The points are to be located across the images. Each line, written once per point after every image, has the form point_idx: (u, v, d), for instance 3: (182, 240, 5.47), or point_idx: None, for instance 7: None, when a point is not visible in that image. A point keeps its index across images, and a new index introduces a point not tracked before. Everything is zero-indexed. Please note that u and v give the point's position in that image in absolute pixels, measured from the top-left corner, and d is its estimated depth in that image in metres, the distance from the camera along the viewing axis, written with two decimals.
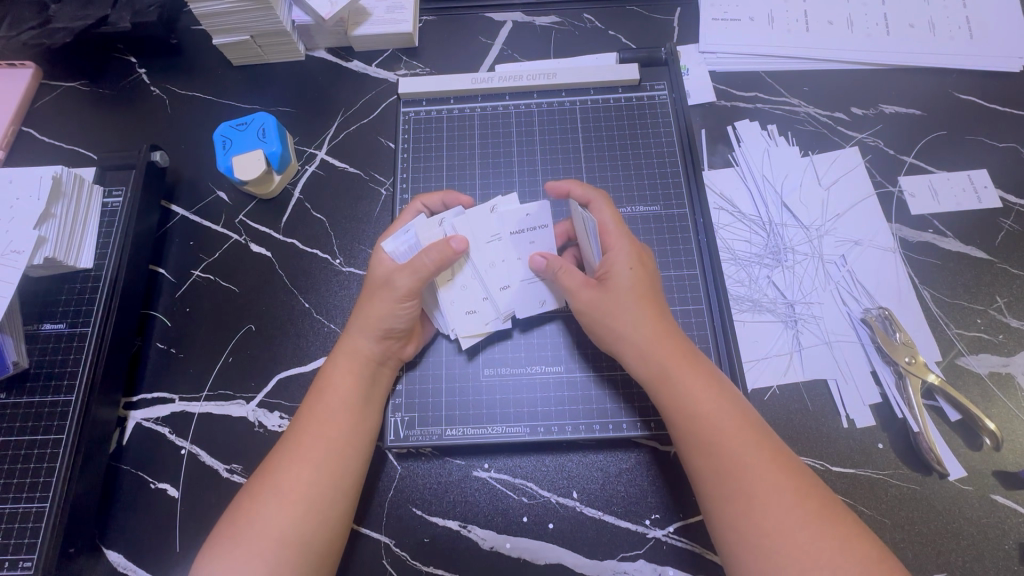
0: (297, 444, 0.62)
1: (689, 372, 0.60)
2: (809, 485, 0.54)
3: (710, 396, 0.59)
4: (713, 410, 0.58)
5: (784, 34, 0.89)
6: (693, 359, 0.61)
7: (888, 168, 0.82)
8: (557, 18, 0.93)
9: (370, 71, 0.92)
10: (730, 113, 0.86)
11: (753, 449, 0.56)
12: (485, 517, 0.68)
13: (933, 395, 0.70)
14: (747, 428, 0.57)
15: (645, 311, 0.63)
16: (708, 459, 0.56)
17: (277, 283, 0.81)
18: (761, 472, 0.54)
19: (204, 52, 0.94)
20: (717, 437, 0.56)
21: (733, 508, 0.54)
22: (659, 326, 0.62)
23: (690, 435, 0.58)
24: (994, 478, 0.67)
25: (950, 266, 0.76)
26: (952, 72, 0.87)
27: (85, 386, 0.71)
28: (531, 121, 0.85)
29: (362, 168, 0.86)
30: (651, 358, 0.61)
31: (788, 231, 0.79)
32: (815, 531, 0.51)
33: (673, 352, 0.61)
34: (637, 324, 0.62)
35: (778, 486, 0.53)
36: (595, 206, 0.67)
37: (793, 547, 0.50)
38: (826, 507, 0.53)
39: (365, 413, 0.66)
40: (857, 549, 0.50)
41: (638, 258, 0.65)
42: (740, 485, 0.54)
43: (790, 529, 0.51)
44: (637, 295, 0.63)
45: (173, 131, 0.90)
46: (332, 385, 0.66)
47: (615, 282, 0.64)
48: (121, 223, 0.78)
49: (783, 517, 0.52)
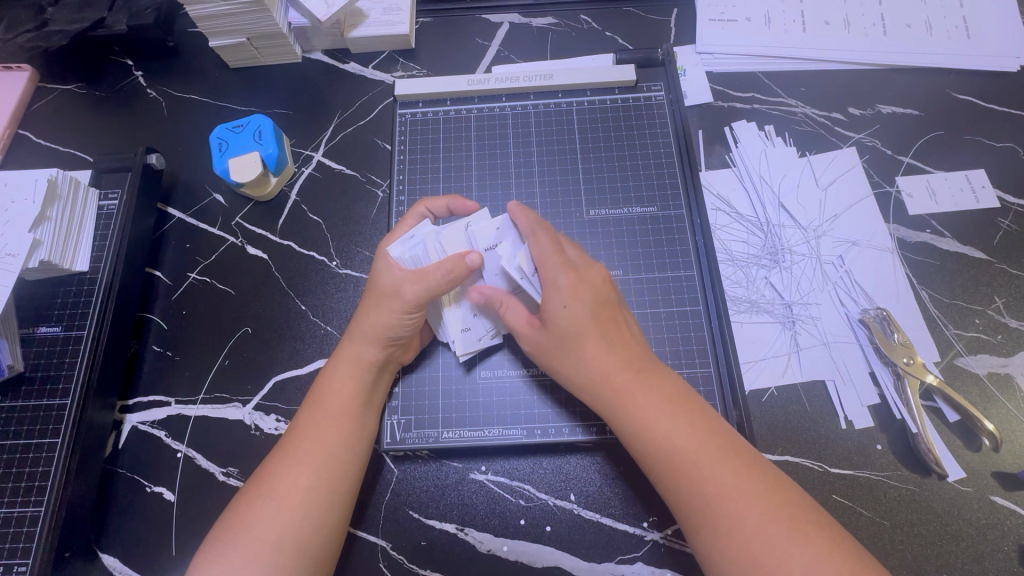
0: (293, 450, 0.62)
1: (647, 396, 0.59)
2: (784, 497, 0.53)
3: (671, 419, 0.58)
4: (673, 435, 0.57)
5: (781, 34, 0.89)
6: (652, 381, 0.60)
7: (886, 168, 0.82)
8: (554, 19, 0.93)
9: (367, 73, 0.92)
10: (728, 113, 0.86)
11: (720, 468, 0.55)
12: (481, 520, 0.68)
13: (932, 395, 0.70)
14: (711, 448, 0.56)
15: (587, 350, 0.61)
16: (672, 482, 0.56)
17: (274, 285, 0.81)
18: (729, 492, 0.53)
19: (200, 55, 0.94)
20: (678, 462, 0.56)
21: (705, 532, 0.54)
22: (604, 361, 0.60)
23: (652, 464, 0.57)
24: (994, 479, 0.67)
25: (948, 266, 0.76)
26: (949, 71, 0.87)
27: (80, 389, 0.71)
28: (528, 122, 0.85)
29: (359, 170, 0.86)
30: (603, 388, 0.60)
31: (786, 232, 0.79)
32: (790, 548, 0.50)
33: (627, 378, 0.60)
34: (579, 363, 0.61)
35: (748, 503, 0.53)
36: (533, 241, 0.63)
37: (767, 568, 0.50)
38: (802, 521, 0.52)
39: (363, 419, 0.66)
40: (839, 561, 0.49)
41: (578, 291, 0.61)
42: (706, 506, 0.54)
43: (762, 550, 0.51)
44: (576, 337, 0.61)
45: (170, 133, 0.90)
46: (331, 390, 0.65)
47: (555, 321, 0.61)
48: (117, 225, 0.78)
49: (754, 537, 0.51)
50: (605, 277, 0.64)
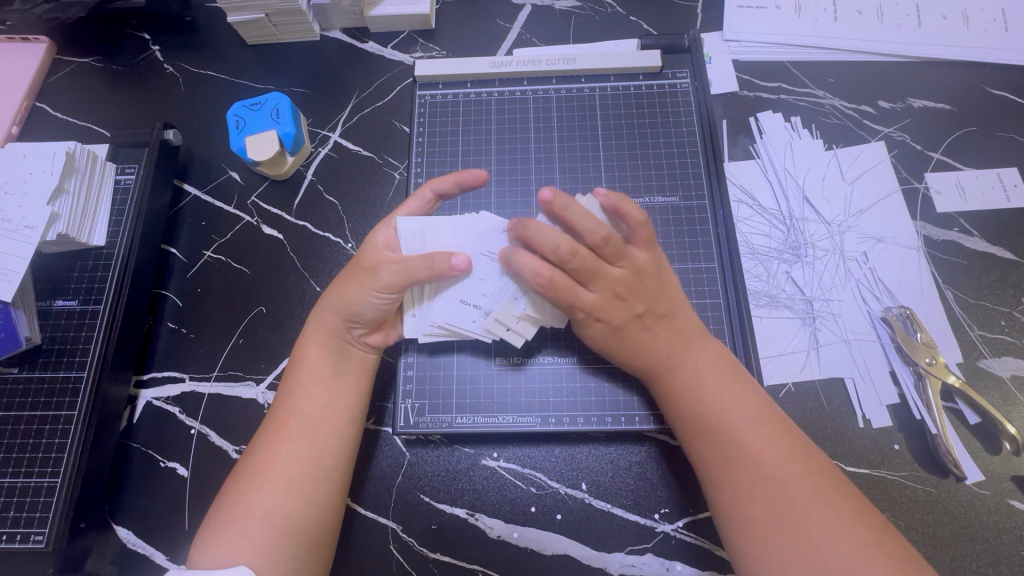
0: (277, 427, 0.63)
1: (693, 367, 0.61)
2: (814, 467, 0.54)
3: (712, 390, 0.59)
4: (717, 394, 0.59)
5: (811, 24, 0.87)
6: (697, 353, 0.62)
7: (913, 164, 0.80)
8: (577, 1, 0.91)
9: (386, 53, 0.90)
10: (753, 103, 0.84)
11: (755, 442, 0.56)
12: (493, 506, 0.68)
13: (952, 396, 0.69)
14: (749, 411, 0.58)
15: (638, 339, 0.63)
16: (705, 449, 0.58)
17: (290, 266, 0.80)
18: (762, 456, 0.55)
19: (218, 30, 0.93)
20: (719, 419, 0.58)
21: (730, 490, 0.55)
22: (655, 343, 0.63)
23: (690, 423, 0.59)
24: (1012, 483, 0.66)
25: (976, 266, 0.75)
26: (983, 65, 0.84)
27: (96, 363, 0.71)
28: (550, 107, 0.83)
29: (376, 151, 0.85)
30: (648, 367, 0.63)
31: (809, 226, 0.77)
32: (814, 514, 0.51)
33: (675, 348, 0.62)
34: (634, 349, 0.63)
35: (778, 472, 0.54)
36: (603, 233, 0.59)
37: (793, 524, 0.51)
38: (827, 484, 0.53)
39: (341, 393, 0.65)
40: (859, 531, 0.50)
41: (659, 265, 0.63)
42: (735, 472, 0.55)
43: (788, 507, 0.52)
44: (625, 331, 0.63)
45: (187, 109, 0.89)
46: (306, 368, 0.66)
47: (641, 290, 0.62)
48: (133, 200, 0.78)
49: (780, 496, 0.53)
50: (660, 267, 0.63)
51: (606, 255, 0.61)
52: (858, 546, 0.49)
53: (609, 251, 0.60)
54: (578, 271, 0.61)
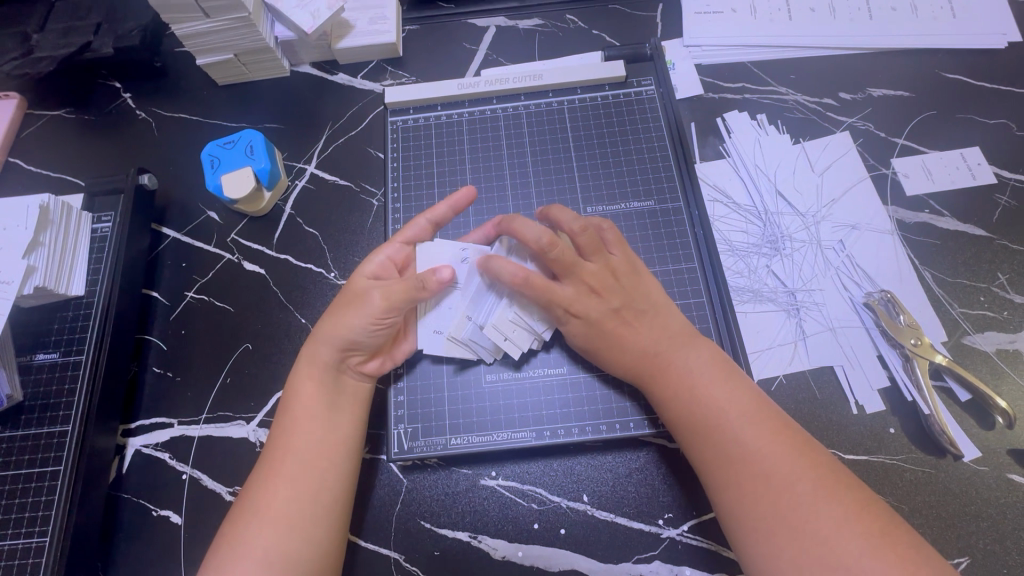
0: (274, 464, 0.62)
1: (685, 365, 0.61)
2: (813, 457, 0.55)
3: (705, 386, 0.60)
4: (711, 392, 0.59)
5: (766, 25, 0.90)
6: (689, 350, 0.62)
7: (880, 151, 0.82)
8: (540, 20, 0.94)
9: (356, 83, 0.92)
10: (719, 104, 0.86)
11: (752, 438, 0.56)
12: (495, 526, 0.67)
13: (942, 375, 0.69)
14: (745, 406, 0.58)
15: (618, 334, 0.64)
16: (703, 444, 0.58)
17: (274, 300, 0.80)
18: (760, 451, 0.55)
19: (188, 74, 0.94)
20: (714, 417, 0.58)
21: (733, 489, 0.55)
22: (638, 341, 0.64)
23: (687, 423, 0.59)
24: (1009, 456, 0.66)
25: (949, 245, 0.76)
26: (934, 51, 0.87)
27: (81, 415, 0.70)
28: (520, 123, 0.84)
29: (353, 180, 0.86)
30: (636, 369, 0.64)
31: (784, 219, 0.78)
32: (817, 506, 0.51)
33: (667, 347, 0.63)
34: (613, 346, 0.65)
35: (776, 466, 0.54)
36: (578, 226, 0.65)
37: (797, 518, 0.51)
38: (826, 474, 0.53)
39: (338, 422, 0.65)
40: (864, 520, 0.50)
41: (633, 263, 0.66)
42: (735, 466, 0.55)
43: (791, 501, 0.52)
44: (599, 326, 0.64)
45: (161, 153, 0.90)
46: (300, 402, 0.65)
47: (621, 286, 0.65)
48: (111, 247, 0.78)
49: (782, 491, 0.53)
50: (634, 268, 0.66)
51: (582, 248, 0.65)
52: (863, 532, 0.49)
53: (585, 243, 0.64)
54: (554, 262, 0.64)
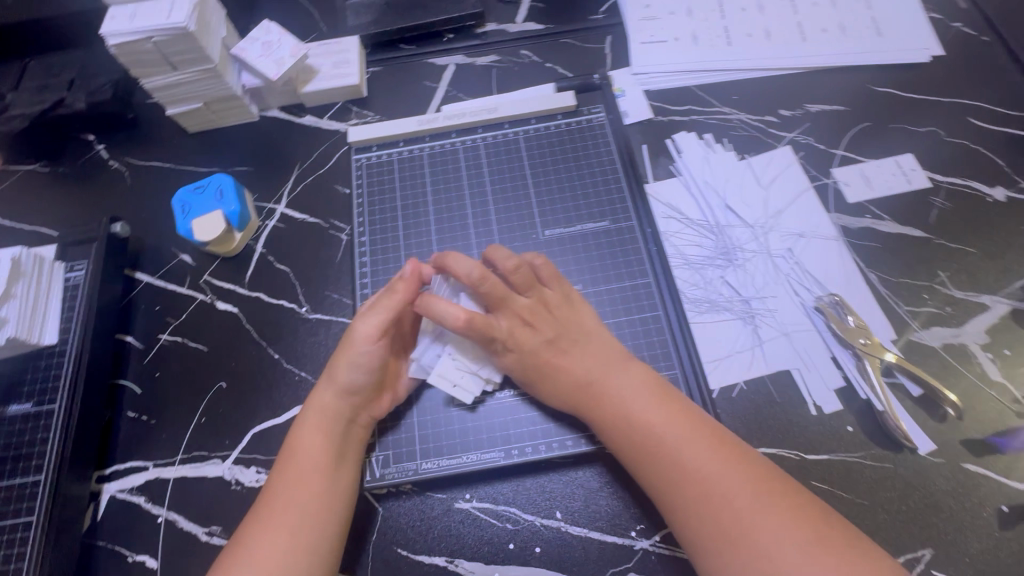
0: (270, 514, 0.62)
1: (621, 390, 0.64)
2: (751, 467, 0.57)
3: (647, 410, 0.62)
4: (650, 414, 0.61)
5: (708, 50, 0.96)
6: (624, 375, 0.65)
7: (820, 162, 0.86)
8: (496, 57, 0.99)
9: (323, 124, 0.96)
10: (668, 126, 0.91)
11: (693, 456, 0.58)
12: (471, 549, 0.68)
13: (893, 372, 0.72)
14: (683, 425, 0.60)
15: (551, 364, 0.67)
16: (651, 469, 0.59)
17: (246, 338, 0.82)
18: (700, 468, 0.57)
19: (160, 124, 0.97)
20: (654, 439, 0.60)
21: (680, 508, 0.57)
22: (572, 370, 0.66)
23: (630, 448, 0.61)
24: (963, 447, 0.68)
25: (892, 247, 0.80)
26: (864, 68, 0.93)
27: (53, 463, 0.70)
28: (479, 154, 0.88)
29: (322, 217, 0.89)
30: (572, 399, 0.66)
31: (735, 231, 0.82)
32: (756, 516, 0.54)
33: (600, 374, 0.65)
34: (548, 378, 0.67)
35: (716, 481, 0.56)
36: (512, 262, 0.69)
37: (739, 531, 0.54)
38: (765, 484, 0.56)
39: (343, 466, 0.66)
40: (802, 527, 0.53)
41: (566, 296, 0.70)
42: (682, 488, 0.57)
43: (733, 515, 0.54)
44: (532, 358, 0.67)
45: (134, 200, 0.92)
46: (303, 449, 0.66)
47: (554, 318, 0.68)
48: (83, 295, 0.79)
49: (723, 505, 0.55)
50: (568, 299, 0.70)
51: (516, 284, 0.69)
52: (810, 548, 0.52)
53: (519, 280, 0.69)
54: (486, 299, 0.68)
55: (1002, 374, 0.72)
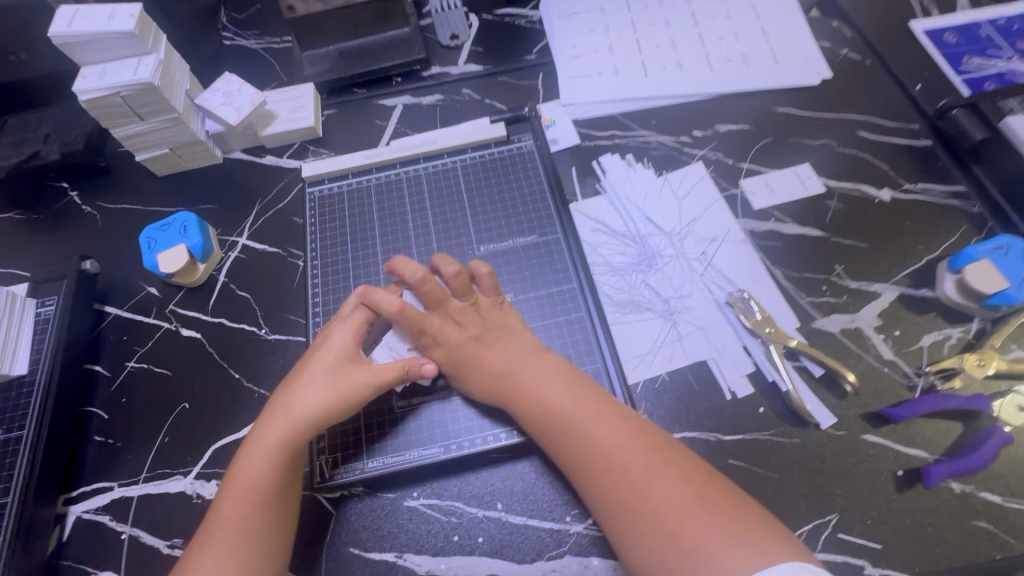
0: (218, 543, 0.64)
1: (538, 378, 0.72)
2: (650, 439, 0.66)
3: (561, 396, 0.70)
4: (561, 399, 0.70)
5: (628, 82, 1.07)
6: (540, 365, 0.73)
7: (729, 175, 0.97)
8: (440, 95, 1.10)
9: (282, 162, 1.04)
10: (594, 150, 1.01)
11: (598, 433, 0.66)
12: (418, 543, 0.72)
13: (798, 356, 0.80)
14: (593, 406, 0.69)
15: (476, 356, 0.75)
16: (567, 446, 0.67)
17: (209, 361, 0.87)
18: (603, 442, 0.66)
19: (130, 170, 1.05)
20: (565, 420, 0.68)
21: (587, 478, 0.65)
22: (496, 361, 0.74)
23: (546, 430, 0.69)
24: (862, 419, 0.76)
25: (794, 246, 0.89)
26: (766, 91, 1.05)
27: (21, 486, 0.74)
28: (422, 182, 0.97)
29: (281, 246, 0.96)
30: (493, 386, 0.74)
31: (654, 239, 0.91)
32: (649, 479, 0.62)
33: (519, 364, 0.73)
34: (472, 367, 0.75)
35: (616, 452, 0.65)
36: (456, 272, 0.76)
37: (635, 493, 0.62)
38: (659, 451, 0.65)
39: (283, 498, 0.68)
40: (689, 484, 0.62)
41: (497, 301, 0.79)
42: (591, 460, 0.65)
43: (631, 479, 0.63)
44: (458, 351, 0.76)
45: (104, 240, 0.99)
46: (252, 481, 0.67)
47: (483, 318, 0.77)
48: (53, 328, 0.85)
49: (623, 473, 0.64)
50: (499, 304, 0.79)
51: (454, 289, 0.77)
52: (690, 503, 0.60)
53: (458, 286, 0.76)
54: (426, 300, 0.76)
55: (893, 352, 0.80)
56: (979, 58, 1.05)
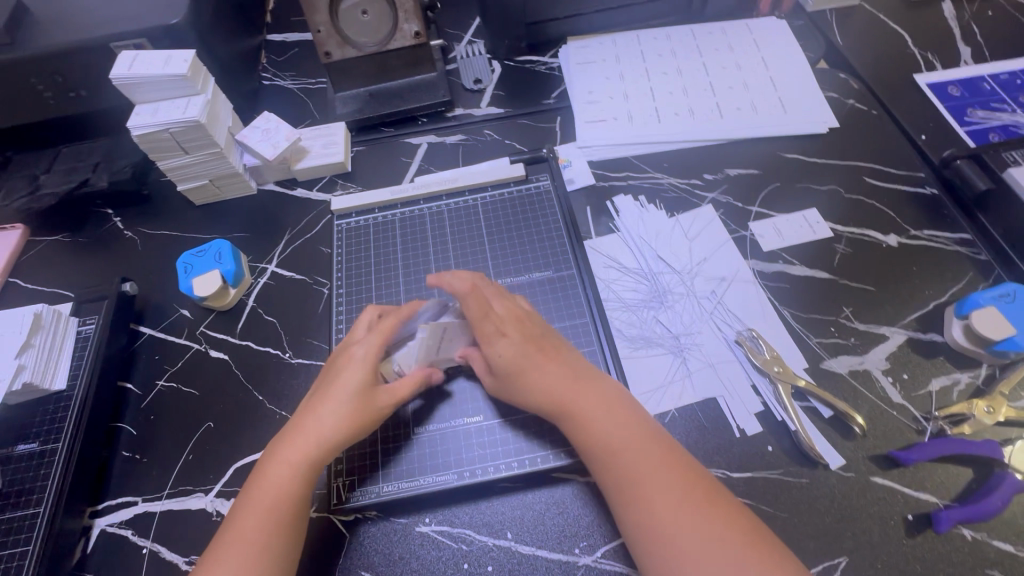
0: (234, 550, 0.65)
1: (590, 396, 0.73)
2: (687, 472, 0.67)
3: (610, 419, 0.71)
4: (608, 425, 0.71)
5: (641, 126, 1.12)
6: (591, 382, 0.75)
7: (738, 217, 1.00)
8: (462, 135, 1.16)
9: (312, 195, 1.11)
10: (608, 190, 1.05)
11: (642, 462, 0.68)
12: (428, 569, 0.73)
13: (806, 396, 0.81)
14: (637, 434, 0.70)
15: (540, 356, 0.77)
16: (611, 472, 0.68)
17: (235, 382, 0.91)
18: (648, 472, 0.67)
19: (171, 198, 1.13)
20: (611, 445, 0.69)
21: (630, 507, 0.66)
22: (557, 364, 0.76)
23: (594, 452, 0.70)
24: (870, 462, 0.76)
25: (802, 287, 0.92)
26: (774, 138, 1.09)
27: (53, 496, 0.78)
28: (444, 217, 1.02)
29: (307, 274, 1.01)
30: (552, 391, 0.74)
31: (665, 277, 0.94)
32: (687, 514, 0.64)
33: (577, 372, 0.76)
34: (535, 365, 0.75)
35: (658, 483, 0.66)
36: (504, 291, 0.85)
37: (676, 525, 0.63)
38: (696, 485, 0.66)
39: (303, 515, 0.70)
40: (723, 519, 0.64)
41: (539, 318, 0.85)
42: (637, 484, 0.66)
43: (670, 512, 0.64)
44: (524, 347, 0.77)
45: (143, 264, 1.05)
46: (274, 491, 0.69)
47: (537, 323, 0.82)
48: (92, 346, 0.90)
49: (663, 506, 0.65)
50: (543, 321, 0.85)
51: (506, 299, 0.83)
52: (725, 539, 0.62)
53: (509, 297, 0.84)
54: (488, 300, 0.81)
55: (902, 396, 0.81)
56: (982, 110, 1.09)
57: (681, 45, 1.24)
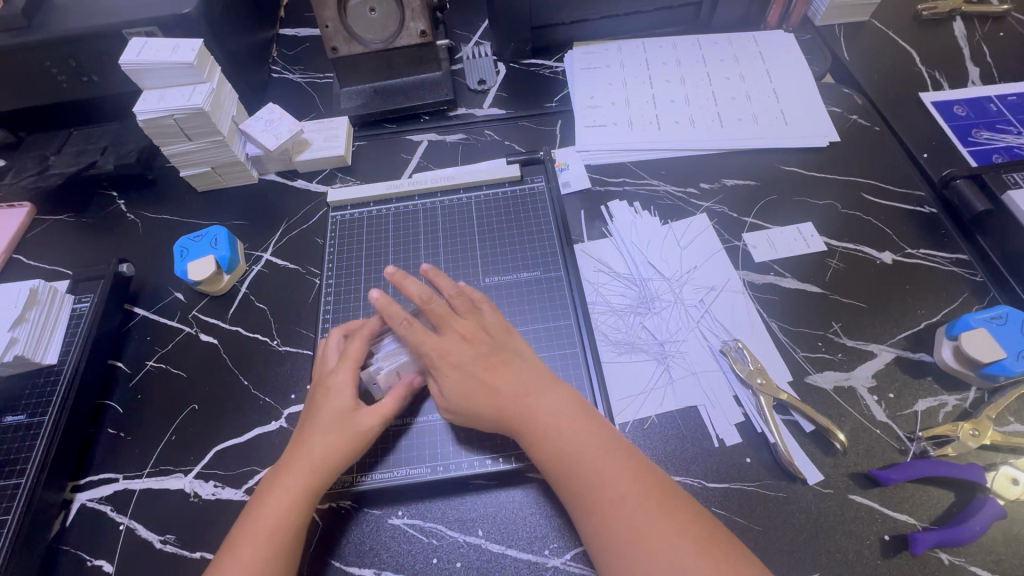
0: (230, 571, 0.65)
1: (547, 409, 0.73)
2: (655, 483, 0.68)
3: (574, 432, 0.71)
4: (574, 435, 0.71)
5: (640, 133, 1.12)
6: (550, 395, 0.75)
7: (732, 228, 1.00)
8: (463, 135, 1.17)
9: (311, 187, 1.12)
10: (603, 195, 1.05)
11: (606, 472, 0.68)
12: (397, 561, 0.73)
13: (788, 410, 0.80)
14: (604, 444, 0.71)
15: (486, 376, 0.75)
16: (572, 483, 0.69)
17: (222, 366, 0.92)
18: (611, 481, 0.67)
19: (174, 184, 1.15)
20: (575, 455, 0.70)
21: (595, 517, 0.66)
22: (504, 382, 0.75)
23: (553, 464, 0.70)
24: (850, 479, 0.75)
25: (792, 301, 0.91)
26: (773, 150, 1.09)
27: (36, 468, 0.79)
28: (438, 213, 1.03)
29: (301, 264, 1.02)
30: (503, 412, 0.74)
31: (654, 283, 0.94)
32: (654, 524, 0.64)
33: (528, 390, 0.75)
34: (479, 387, 0.75)
35: (623, 492, 0.67)
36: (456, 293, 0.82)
37: (642, 535, 0.64)
38: (665, 496, 0.67)
39: (301, 538, 0.70)
40: (689, 529, 0.64)
41: (504, 324, 0.82)
42: (598, 497, 0.67)
43: (637, 521, 0.65)
44: (468, 368, 0.76)
45: (142, 247, 1.07)
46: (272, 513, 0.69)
47: (491, 335, 0.79)
48: (85, 323, 0.91)
49: (629, 515, 0.65)
50: (507, 328, 0.81)
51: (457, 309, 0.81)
52: (693, 551, 0.62)
53: (460, 305, 0.81)
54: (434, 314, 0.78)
55: (886, 415, 0.80)
56: (988, 131, 1.08)
57: (686, 55, 1.24)
